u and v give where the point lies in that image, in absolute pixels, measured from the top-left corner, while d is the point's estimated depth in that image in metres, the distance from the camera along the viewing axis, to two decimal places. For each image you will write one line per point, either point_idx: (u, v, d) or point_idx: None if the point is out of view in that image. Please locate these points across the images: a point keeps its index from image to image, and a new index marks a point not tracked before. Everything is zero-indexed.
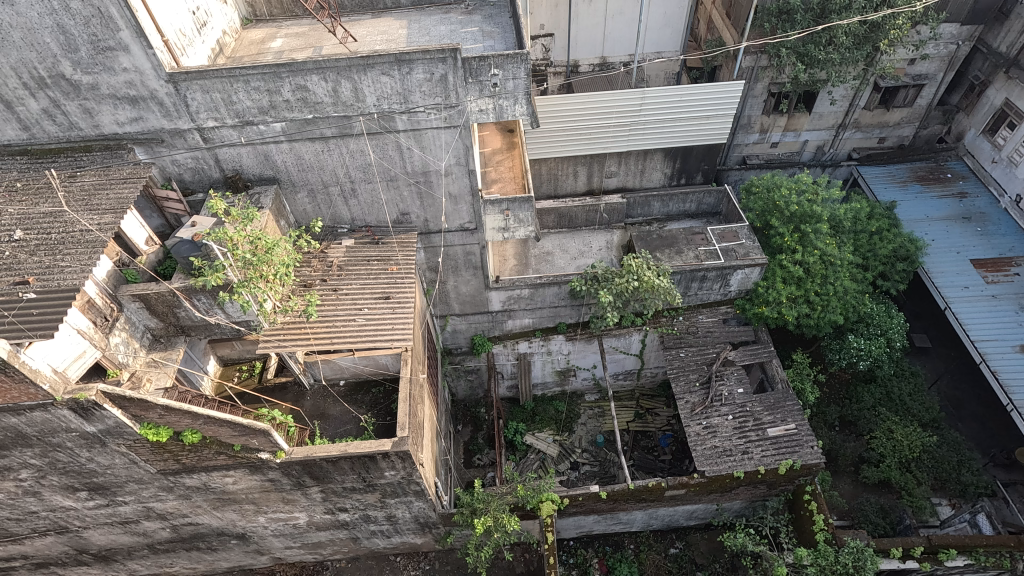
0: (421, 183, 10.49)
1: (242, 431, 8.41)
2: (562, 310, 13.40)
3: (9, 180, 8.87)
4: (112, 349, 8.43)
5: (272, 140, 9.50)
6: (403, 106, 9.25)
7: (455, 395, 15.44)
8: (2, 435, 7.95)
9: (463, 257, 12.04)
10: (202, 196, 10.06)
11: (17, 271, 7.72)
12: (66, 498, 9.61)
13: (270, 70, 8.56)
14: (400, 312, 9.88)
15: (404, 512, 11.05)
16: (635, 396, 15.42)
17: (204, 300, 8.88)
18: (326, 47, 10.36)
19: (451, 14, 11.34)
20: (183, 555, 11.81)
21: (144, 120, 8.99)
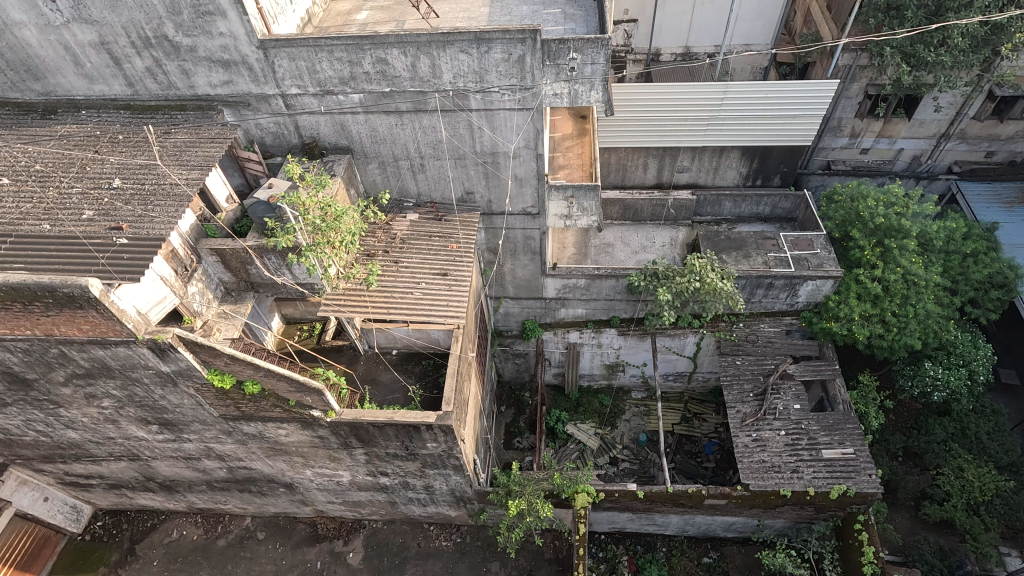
0: (489, 163, 10.49)
1: (298, 387, 8.80)
2: (617, 303, 13.17)
3: (113, 132, 9.57)
4: (188, 297, 9.06)
5: (349, 110, 9.73)
6: (478, 85, 9.21)
7: (502, 376, 15.57)
8: (90, 365, 8.66)
9: (523, 241, 12.01)
10: (280, 160, 10.50)
11: (112, 217, 8.31)
12: (140, 430, 10.43)
13: (354, 42, 8.72)
14: (455, 290, 10.01)
15: (442, 484, 11.30)
16: (684, 399, 15.03)
17: (274, 260, 9.34)
18: (409, 22, 10.43)
19: None
20: (236, 494, 12.60)
21: (234, 83, 9.41)
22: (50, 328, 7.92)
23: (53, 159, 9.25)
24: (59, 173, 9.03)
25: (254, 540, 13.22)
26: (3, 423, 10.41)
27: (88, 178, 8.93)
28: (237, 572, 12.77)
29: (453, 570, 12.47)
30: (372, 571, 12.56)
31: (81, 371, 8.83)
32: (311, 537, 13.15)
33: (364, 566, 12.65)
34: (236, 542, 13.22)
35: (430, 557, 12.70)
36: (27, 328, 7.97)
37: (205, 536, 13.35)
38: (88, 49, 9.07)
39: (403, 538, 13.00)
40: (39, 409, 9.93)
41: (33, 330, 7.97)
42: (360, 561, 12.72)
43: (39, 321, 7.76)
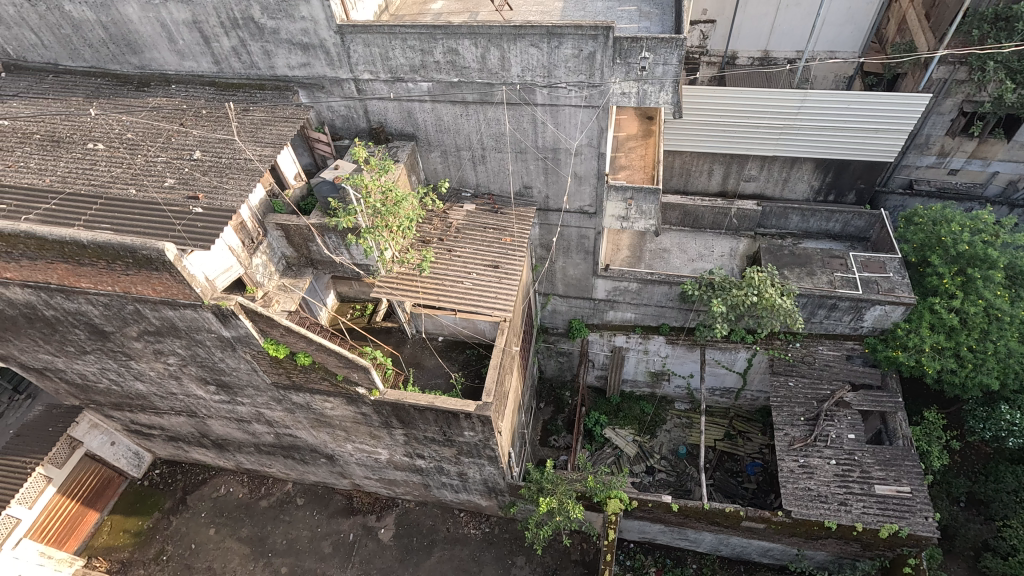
0: (550, 159, 10.42)
1: (346, 363, 9.07)
2: (668, 311, 12.86)
3: (198, 107, 10.13)
4: (252, 268, 9.52)
5: (417, 98, 9.90)
6: (546, 80, 9.16)
7: (544, 373, 15.54)
8: (160, 323, 9.23)
9: (577, 239, 11.89)
10: (348, 143, 10.82)
11: (191, 186, 8.80)
12: (199, 388, 11.05)
13: (427, 30, 8.83)
14: (505, 283, 10.05)
15: (475, 473, 11.41)
16: (729, 416, 14.55)
17: (334, 239, 9.66)
18: (482, 13, 10.46)
19: None
20: (280, 459, 13.17)
21: (311, 66, 9.75)
22: (128, 286, 8.48)
23: (143, 128, 9.87)
24: (147, 142, 9.63)
25: (293, 505, 13.80)
26: (82, 370, 11.28)
27: (171, 148, 9.49)
28: (276, 533, 13.38)
29: (479, 558, 12.60)
30: (401, 549, 12.86)
31: (152, 329, 9.42)
32: (346, 509, 13.60)
33: (394, 543, 12.98)
34: (277, 505, 13.84)
35: (457, 542, 12.88)
36: (108, 284, 8.57)
37: (249, 496, 14.04)
38: (182, 27, 9.63)
39: (433, 520, 13.25)
40: (113, 360, 10.69)
41: (113, 286, 8.57)
42: (391, 538, 13.06)
43: (119, 278, 8.33)
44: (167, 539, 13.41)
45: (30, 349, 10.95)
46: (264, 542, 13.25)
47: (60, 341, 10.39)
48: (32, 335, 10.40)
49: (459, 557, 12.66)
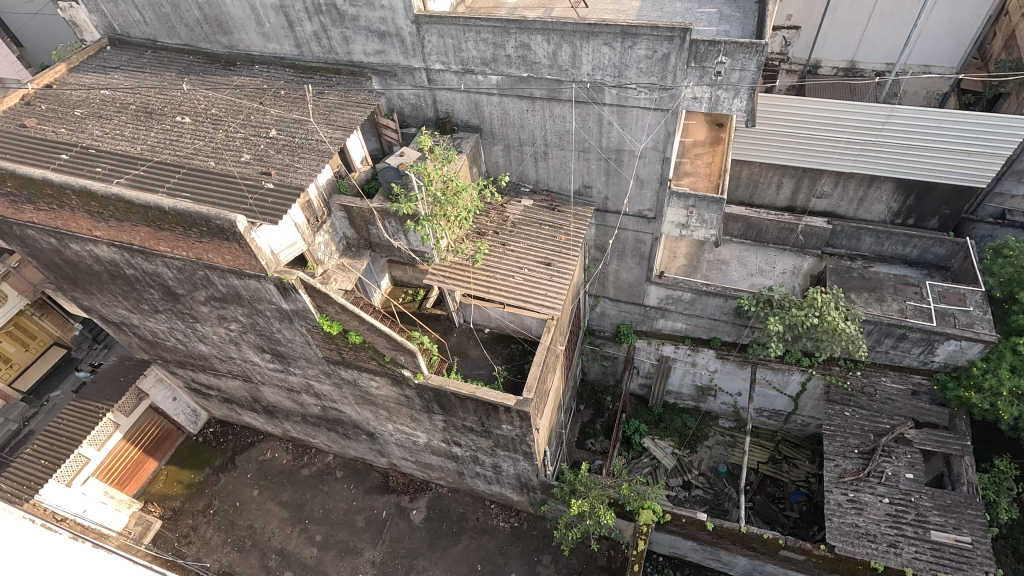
0: (613, 160, 10.28)
1: (394, 345, 9.30)
2: (721, 324, 12.48)
3: (277, 87, 10.60)
4: (314, 246, 9.90)
5: (486, 91, 9.98)
6: (616, 80, 9.03)
7: (586, 375, 15.43)
8: (226, 290, 9.74)
9: (633, 243, 11.69)
10: (414, 131, 11.04)
11: (265, 163, 9.22)
12: (256, 355, 11.60)
13: (501, 24, 8.87)
14: (556, 281, 10.03)
15: (509, 466, 11.48)
16: (775, 439, 13.99)
17: (393, 224, 9.91)
18: (557, 9, 10.43)
19: None
20: (324, 431, 13.68)
21: (386, 54, 10.01)
22: (200, 253, 9.00)
23: (226, 105, 10.42)
24: (229, 118, 10.16)
25: (332, 476, 14.31)
26: (153, 327, 12.07)
27: (250, 125, 9.97)
28: (314, 501, 13.92)
29: (506, 552, 12.68)
30: (430, 532, 13.12)
31: (218, 295, 9.96)
32: (382, 487, 13.98)
33: (424, 526, 13.25)
34: (317, 474, 14.39)
35: (485, 533, 13.01)
36: (183, 250, 9.12)
37: (293, 463, 14.66)
38: (270, 11, 10.10)
39: (464, 508, 13.44)
40: (181, 321, 11.38)
41: (187, 252, 9.11)
42: (421, 520, 13.33)
43: (193, 245, 8.85)
44: (215, 494, 14.20)
45: (110, 303, 11.81)
46: (302, 509, 13.82)
47: (136, 298, 11.15)
48: (113, 290, 11.21)
49: (486, 548, 12.79)
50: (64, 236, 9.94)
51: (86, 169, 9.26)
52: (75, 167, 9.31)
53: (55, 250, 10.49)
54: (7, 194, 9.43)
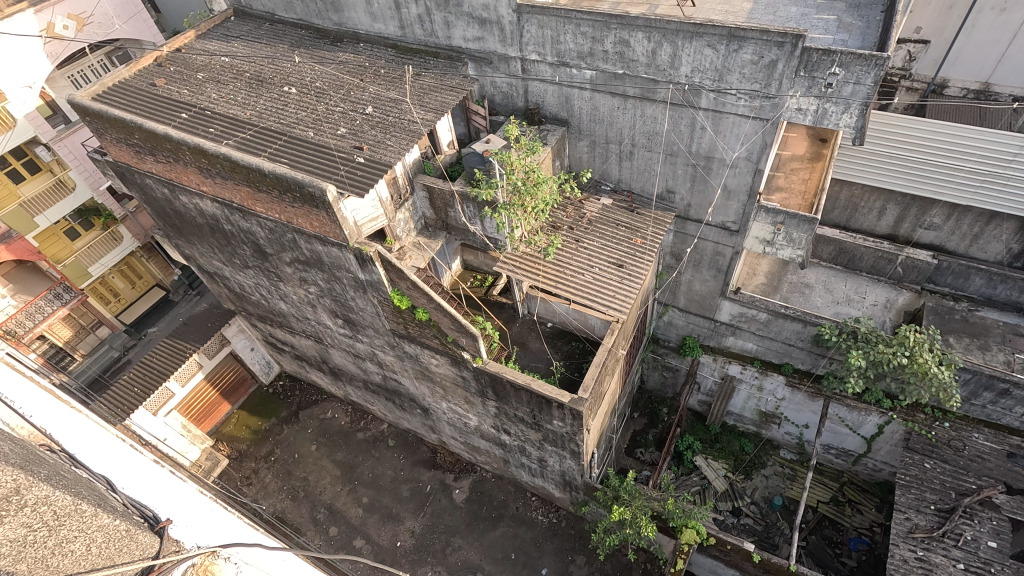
0: (701, 167, 9.92)
1: (458, 327, 9.51)
2: (795, 351, 11.82)
3: (379, 66, 11.04)
4: (395, 222, 10.25)
5: (578, 85, 9.90)
6: (715, 84, 8.68)
7: (644, 383, 15.11)
8: (309, 255, 10.32)
9: (711, 255, 11.24)
10: (502, 119, 11.15)
11: (358, 137, 9.63)
12: (329, 319, 12.24)
13: (602, 19, 8.75)
14: (626, 284, 9.87)
15: (555, 462, 11.49)
16: (840, 480, 13.14)
17: (471, 209, 10.10)
18: (662, 7, 10.11)
19: None
20: (382, 400, 14.25)
21: (484, 41, 10.14)
22: (292, 217, 9.57)
23: (330, 79, 10.96)
24: (331, 92, 10.68)
25: (384, 444, 14.90)
26: (242, 281, 12.98)
27: (349, 100, 10.44)
28: (365, 464, 14.57)
29: (541, 545, 12.74)
30: (470, 513, 13.40)
31: (303, 258, 10.57)
32: (429, 462, 14.40)
33: (465, 506, 13.54)
34: (371, 440, 15.03)
35: (523, 524, 13.12)
36: (276, 213, 9.73)
37: (350, 425, 15.39)
38: None
39: (505, 496, 13.61)
40: (267, 278, 12.17)
41: (280, 215, 9.70)
42: (463, 500, 13.63)
43: (286, 209, 9.42)
44: (277, 444, 15.17)
45: (208, 254, 12.81)
46: (353, 470, 14.50)
47: (230, 252, 12.03)
48: (212, 243, 12.15)
49: (522, 538, 12.90)
50: (176, 188, 10.86)
51: (201, 128, 10.05)
52: (192, 126, 10.13)
53: (167, 200, 11.49)
54: (133, 145, 10.41)
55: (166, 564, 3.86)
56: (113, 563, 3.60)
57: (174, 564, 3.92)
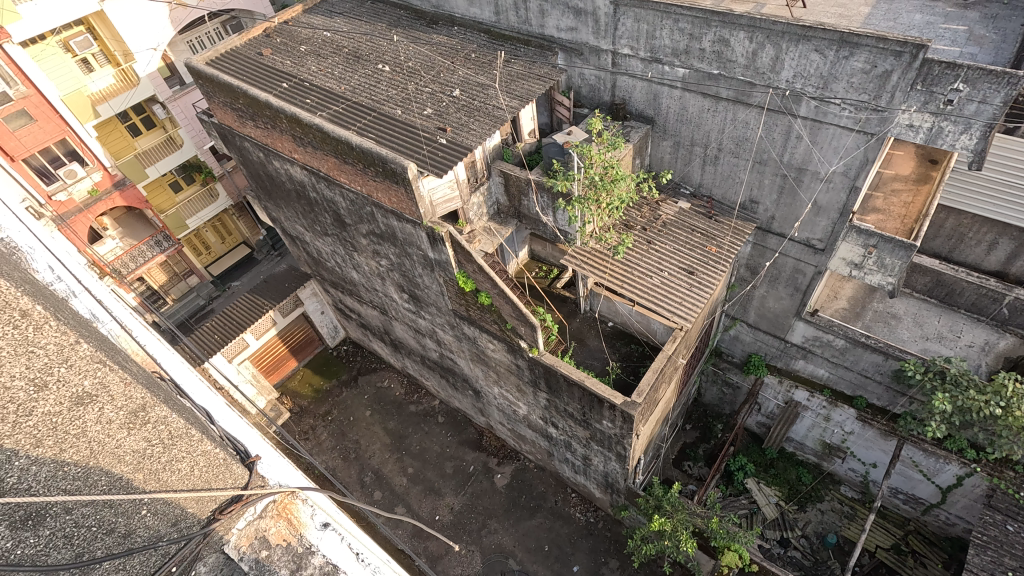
0: (791, 178, 9.39)
1: (518, 316, 9.56)
2: (871, 384, 11.06)
3: (470, 50, 11.21)
4: (468, 205, 10.38)
5: (669, 83, 9.61)
6: (818, 91, 8.17)
7: (701, 396, 14.64)
8: (384, 229, 10.68)
9: (790, 272, 10.65)
10: (587, 112, 11.01)
11: (443, 119, 9.81)
12: (396, 293, 12.66)
13: (702, 15, 8.45)
14: (695, 292, 9.57)
15: (599, 462, 11.39)
16: (905, 528, 12.24)
17: (545, 200, 10.06)
18: (769, 6, 9.20)
19: (937, 2, 9.19)
20: (437, 377, 14.62)
21: (577, 31, 10.04)
22: (372, 191, 9.91)
23: (422, 60, 11.23)
24: (422, 72, 10.95)
25: (434, 420, 15.31)
26: (319, 247, 13.64)
27: (438, 82, 10.65)
28: (414, 436, 15.04)
29: (576, 542, 12.71)
30: (509, 499, 13.56)
31: (378, 231, 10.95)
32: (475, 443, 14.67)
33: (504, 491, 13.72)
34: (422, 414, 15.49)
35: (560, 518, 13.13)
36: (359, 185, 10.11)
37: (404, 397, 15.91)
38: None
39: (545, 488, 13.65)
40: (343, 247, 12.73)
41: (362, 187, 10.06)
42: (503, 486, 13.81)
43: (368, 182, 9.76)
44: (335, 405, 15.94)
45: (292, 218, 13.54)
46: (402, 440, 15.02)
47: (312, 219, 12.66)
48: (296, 208, 12.83)
49: (557, 532, 12.92)
50: (270, 153, 11.52)
51: (298, 99, 10.58)
52: (291, 96, 10.67)
53: (261, 163, 12.22)
54: (237, 110, 11.11)
55: (250, 496, 4.03)
56: (207, 489, 3.80)
57: (258, 497, 4.08)
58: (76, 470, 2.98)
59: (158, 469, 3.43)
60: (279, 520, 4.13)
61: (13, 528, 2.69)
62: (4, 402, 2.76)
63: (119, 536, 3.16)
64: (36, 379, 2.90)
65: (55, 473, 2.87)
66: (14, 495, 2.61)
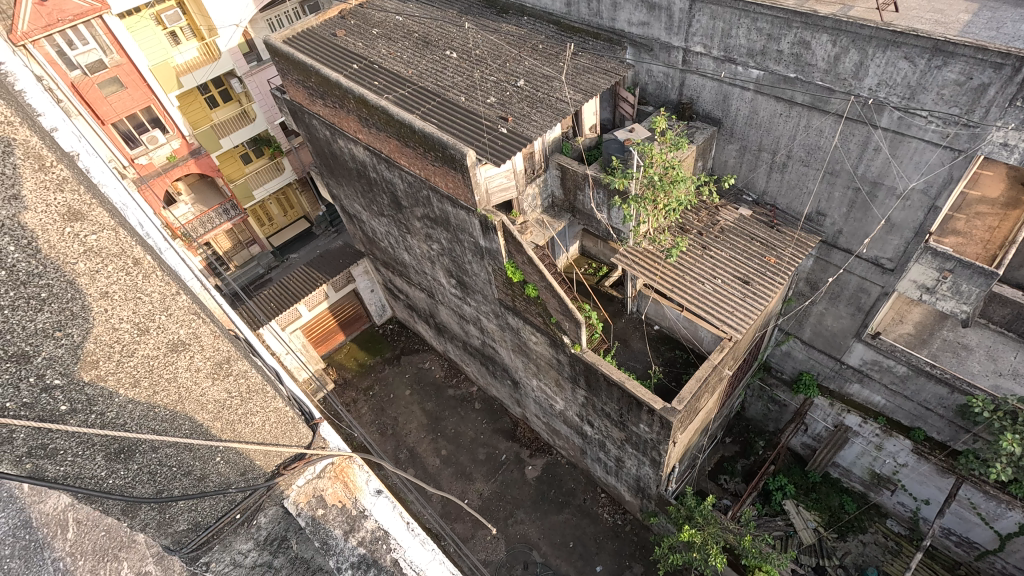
0: (864, 192, 8.91)
1: (564, 311, 9.49)
2: (932, 416, 10.40)
3: (538, 41, 11.18)
4: (523, 196, 10.38)
5: (741, 84, 9.27)
6: (904, 101, 7.67)
7: (744, 410, 14.20)
8: (439, 214, 10.83)
9: (853, 290, 10.10)
10: (651, 110, 10.77)
11: (505, 109, 9.82)
12: (444, 278, 12.85)
13: (784, 15, 8.09)
14: (748, 303, 9.25)
15: (632, 466, 11.26)
16: (954, 572, 11.55)
17: (601, 196, 9.92)
18: (858, 8, 8.67)
19: None
20: (477, 363, 14.77)
21: (649, 26, 9.82)
22: (430, 175, 10.05)
23: (489, 48, 11.26)
24: (488, 60, 10.99)
25: (471, 406, 15.51)
26: (374, 226, 13.99)
27: (503, 71, 10.66)
28: (449, 420, 15.30)
29: (601, 543, 12.63)
30: (538, 492, 13.61)
31: (432, 215, 11.11)
32: (509, 433, 14.78)
33: (534, 484, 13.77)
34: (459, 398, 15.72)
35: (587, 517, 13.08)
36: (418, 169, 10.28)
37: (443, 380, 16.18)
38: None
39: (575, 485, 13.61)
40: (397, 228, 13.01)
41: (421, 171, 10.23)
42: (533, 478, 13.86)
43: (427, 166, 9.91)
44: (377, 381, 16.39)
45: (351, 197, 13.93)
46: (438, 422, 15.30)
47: (370, 199, 12.99)
48: (356, 187, 13.19)
49: (583, 530, 12.88)
50: (336, 132, 11.86)
51: (367, 80, 10.84)
52: (360, 77, 10.92)
53: (327, 142, 12.61)
54: (308, 88, 11.49)
55: (312, 456, 4.32)
56: (276, 443, 4.08)
57: (318, 458, 4.36)
58: (165, 412, 3.24)
59: (234, 421, 3.72)
60: (336, 481, 4.39)
61: (109, 459, 3.04)
62: (112, 342, 2.91)
63: (194, 478, 3.53)
64: (140, 323, 3.04)
65: (147, 414, 3.13)
66: (112, 432, 2.90)
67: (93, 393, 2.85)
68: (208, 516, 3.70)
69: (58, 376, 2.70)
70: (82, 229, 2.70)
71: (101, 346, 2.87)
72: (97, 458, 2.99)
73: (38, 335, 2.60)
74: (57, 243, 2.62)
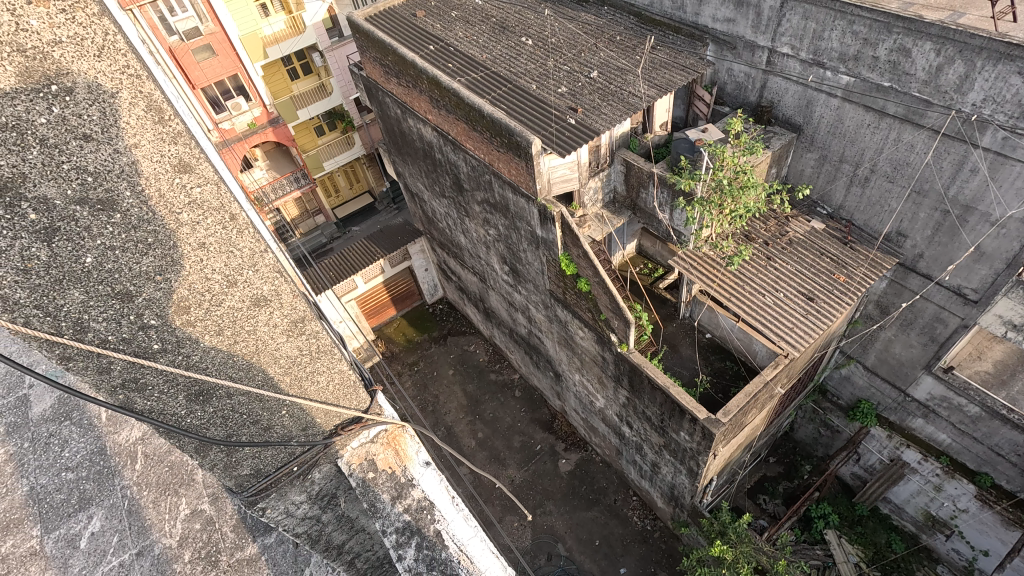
0: (953, 216, 8.26)
1: (614, 309, 9.34)
2: (1003, 464, 9.64)
3: (617, 33, 10.96)
4: (584, 188, 10.24)
5: (828, 89, 8.75)
6: (1013, 120, 7.01)
7: (793, 431, 13.62)
8: (498, 200, 10.87)
9: (928, 320, 9.43)
10: (727, 110, 10.35)
11: (575, 99, 9.70)
12: (498, 264, 12.93)
13: (884, 19, 7.57)
14: (810, 321, 8.82)
15: (668, 473, 11.05)
16: None
17: (665, 196, 9.66)
18: (970, 16, 7.49)
19: None
20: (521, 352, 14.84)
21: (734, 23, 9.44)
22: (494, 161, 10.09)
23: (566, 37, 11.14)
24: (563, 49, 10.87)
25: (511, 393, 15.63)
26: (434, 207, 14.22)
27: (578, 61, 10.52)
28: (489, 404, 15.49)
29: (627, 546, 12.53)
30: (569, 486, 13.60)
31: (491, 201, 11.16)
32: (546, 424, 14.81)
33: (566, 478, 13.76)
34: (500, 384, 15.88)
35: (616, 517, 12.98)
36: (482, 153, 10.33)
37: (487, 364, 16.37)
38: None
39: (607, 484, 13.50)
40: (456, 210, 13.18)
41: (485, 155, 10.28)
42: (566, 472, 13.85)
43: (491, 151, 9.95)
44: (423, 358, 16.76)
45: (415, 176, 14.19)
46: (477, 405, 15.52)
47: (433, 179, 13.20)
48: (421, 166, 13.43)
49: (610, 530, 12.80)
50: (407, 111, 12.08)
51: (441, 62, 10.95)
52: (435, 58, 11.05)
53: (397, 120, 12.87)
54: (384, 66, 11.74)
55: (369, 421, 4.42)
56: (337, 404, 4.21)
57: (374, 423, 4.47)
58: (243, 361, 3.42)
59: (303, 377, 3.88)
60: (387, 448, 4.54)
61: (189, 400, 3.27)
62: (203, 290, 3.06)
63: (260, 427, 3.72)
64: (230, 275, 3.17)
65: (226, 360, 3.32)
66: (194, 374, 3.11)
67: (181, 336, 3.03)
68: (269, 465, 3.93)
69: (154, 317, 2.88)
70: (189, 181, 2.81)
71: (194, 293, 3.02)
72: (180, 398, 3.22)
73: (142, 276, 2.77)
74: (166, 192, 2.74)
